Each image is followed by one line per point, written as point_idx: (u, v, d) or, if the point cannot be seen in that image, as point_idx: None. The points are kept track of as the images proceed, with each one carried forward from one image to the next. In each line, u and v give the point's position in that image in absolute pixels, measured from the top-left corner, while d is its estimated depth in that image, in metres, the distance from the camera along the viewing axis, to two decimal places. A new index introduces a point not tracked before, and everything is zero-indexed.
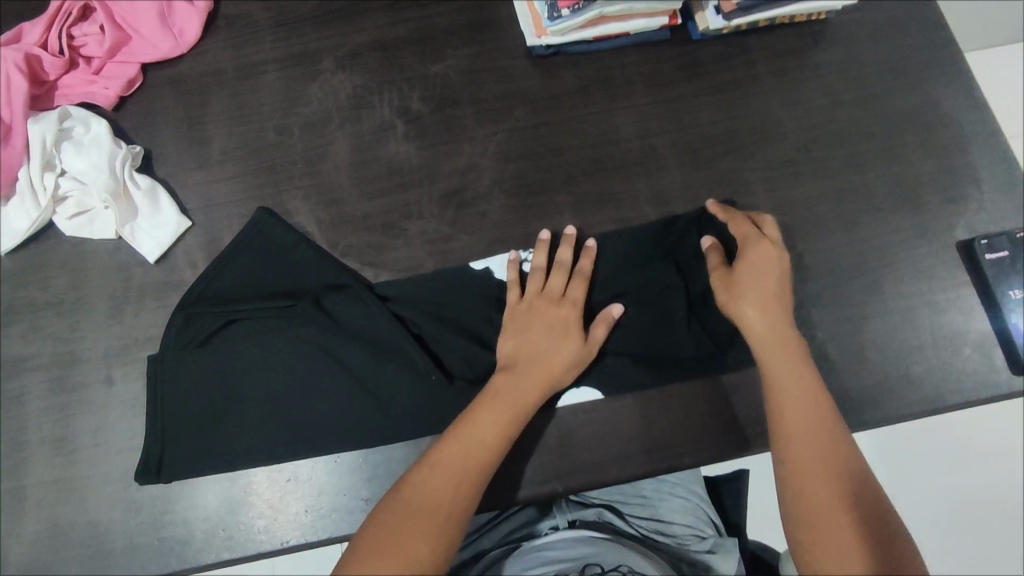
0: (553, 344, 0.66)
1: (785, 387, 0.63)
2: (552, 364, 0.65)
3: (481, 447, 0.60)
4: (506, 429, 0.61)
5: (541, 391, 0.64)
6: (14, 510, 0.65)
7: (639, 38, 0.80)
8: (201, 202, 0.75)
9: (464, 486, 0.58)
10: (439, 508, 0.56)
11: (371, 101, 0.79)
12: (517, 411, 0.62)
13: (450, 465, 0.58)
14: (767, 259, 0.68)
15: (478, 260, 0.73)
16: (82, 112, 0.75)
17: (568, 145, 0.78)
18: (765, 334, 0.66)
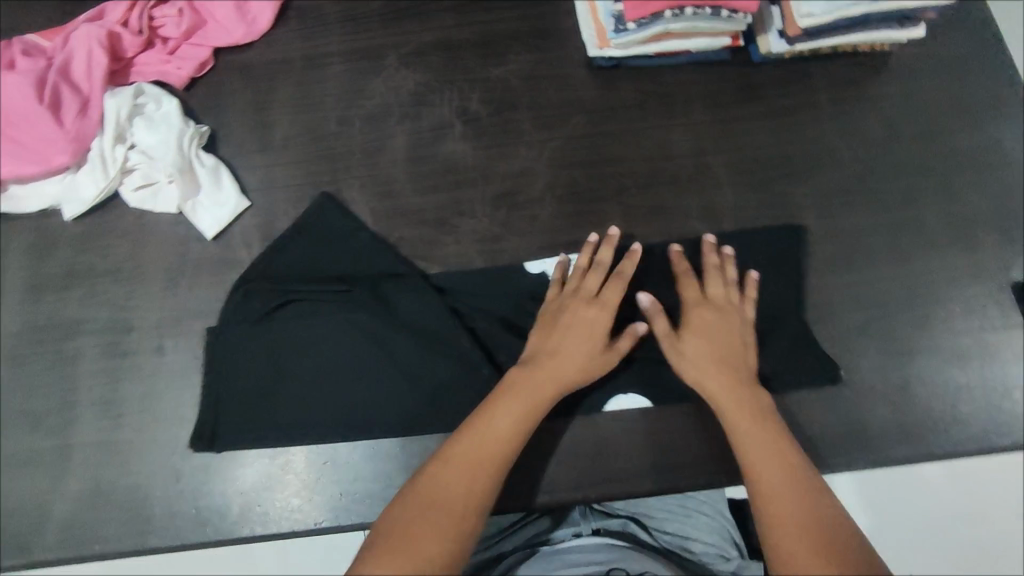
0: (579, 347, 0.66)
1: (752, 450, 0.58)
2: (575, 366, 0.65)
3: (497, 442, 0.59)
4: (522, 427, 0.60)
5: (559, 391, 0.64)
6: (60, 468, 0.66)
7: (700, 57, 0.81)
8: (261, 184, 0.77)
9: (479, 481, 0.56)
10: (456, 504, 0.54)
11: (432, 100, 0.81)
12: (535, 409, 0.62)
13: (464, 457, 0.57)
14: (710, 319, 0.67)
15: (535, 260, 0.74)
16: (155, 90, 0.78)
17: (622, 157, 0.79)
18: (716, 386, 0.63)
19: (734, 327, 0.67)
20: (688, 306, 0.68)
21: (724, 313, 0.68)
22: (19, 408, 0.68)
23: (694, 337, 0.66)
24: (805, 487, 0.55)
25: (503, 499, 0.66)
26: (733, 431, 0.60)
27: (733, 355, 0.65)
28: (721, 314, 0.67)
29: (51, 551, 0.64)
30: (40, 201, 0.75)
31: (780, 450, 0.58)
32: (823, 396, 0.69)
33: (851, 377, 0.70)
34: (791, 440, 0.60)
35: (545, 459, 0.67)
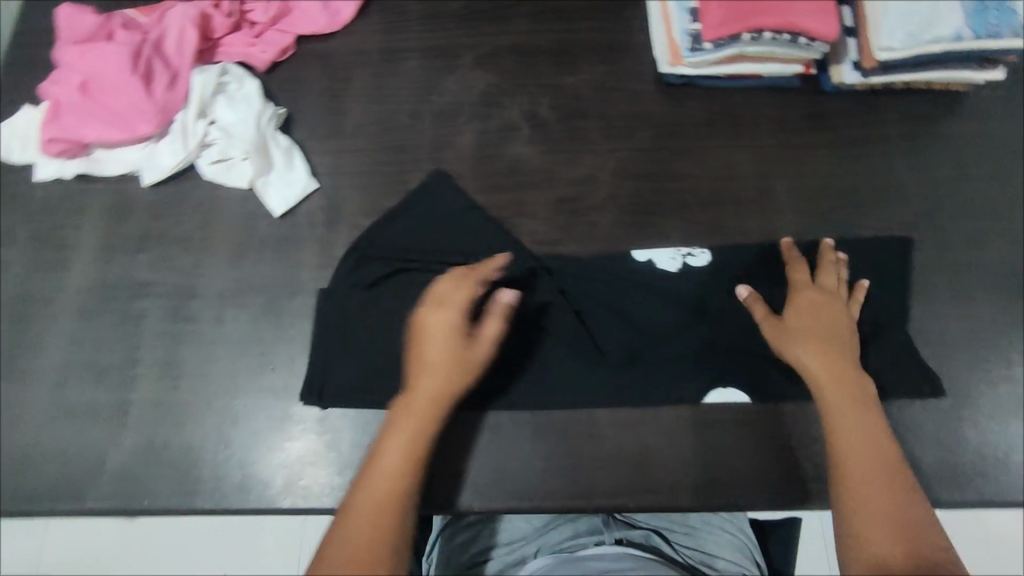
0: (443, 346, 0.62)
1: (845, 427, 0.58)
2: (445, 368, 0.61)
3: (388, 480, 0.55)
4: (421, 430, 0.59)
5: (448, 391, 0.61)
6: (117, 421, 0.69)
7: (769, 82, 0.82)
8: (330, 168, 0.79)
9: (383, 522, 0.52)
10: (384, 504, 0.53)
11: (502, 102, 0.83)
12: (428, 414, 0.60)
13: (363, 507, 0.53)
14: (817, 302, 0.67)
15: (639, 250, 0.76)
16: (239, 71, 0.81)
17: (685, 173, 0.80)
18: (820, 364, 0.62)
19: (841, 312, 0.66)
20: (795, 290, 0.68)
21: (833, 302, 0.67)
22: (84, 361, 0.71)
23: (802, 315, 0.66)
24: (904, 487, 0.53)
25: (542, 499, 0.66)
26: (833, 418, 0.59)
27: (838, 338, 0.64)
28: (825, 302, 0.67)
29: (103, 500, 0.66)
30: (121, 167, 0.78)
31: (885, 446, 0.56)
32: None
33: (904, 413, 0.69)
34: (895, 440, 0.58)
35: (586, 463, 0.68)
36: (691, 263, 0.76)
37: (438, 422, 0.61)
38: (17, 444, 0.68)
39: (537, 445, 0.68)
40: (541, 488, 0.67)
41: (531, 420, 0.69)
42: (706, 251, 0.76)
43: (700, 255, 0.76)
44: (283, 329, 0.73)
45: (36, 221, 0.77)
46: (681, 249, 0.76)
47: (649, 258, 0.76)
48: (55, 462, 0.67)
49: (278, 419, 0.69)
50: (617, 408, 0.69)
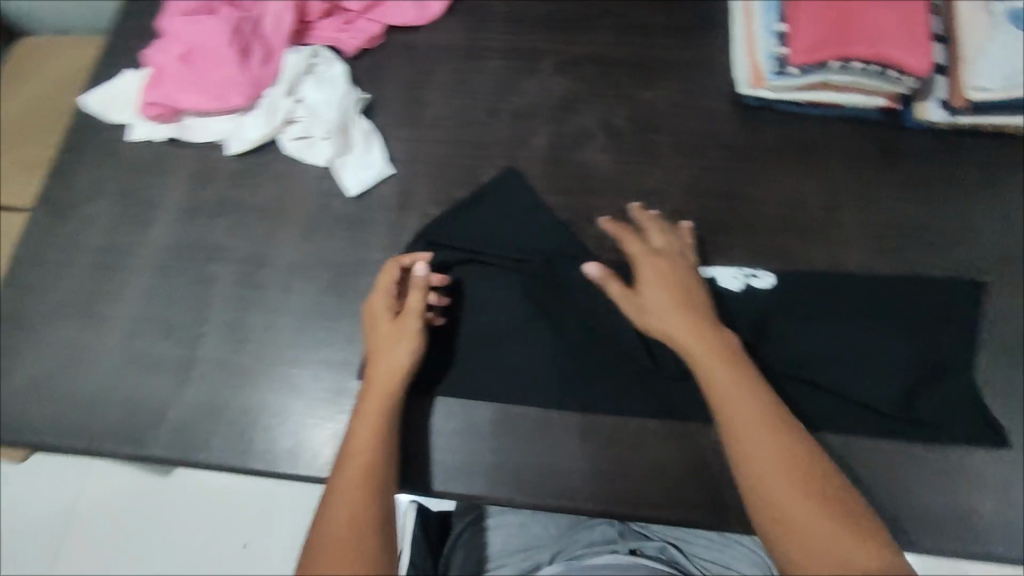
0: (388, 333, 0.67)
1: (730, 404, 0.58)
2: (391, 352, 0.66)
3: (360, 464, 0.59)
4: (383, 413, 0.63)
5: (401, 371, 0.65)
6: (182, 377, 0.71)
7: (850, 113, 0.81)
8: (405, 155, 0.82)
9: (359, 500, 0.57)
10: (357, 482, 0.58)
11: (578, 108, 0.84)
12: (385, 398, 0.64)
13: (343, 490, 0.58)
14: (665, 270, 0.68)
15: (705, 267, 0.76)
16: (329, 55, 0.84)
17: (755, 195, 0.79)
18: (679, 330, 0.64)
19: (684, 273, 0.69)
20: (641, 260, 0.69)
21: (668, 262, 0.69)
22: (157, 315, 0.74)
23: (651, 283, 0.67)
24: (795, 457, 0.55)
25: (585, 502, 0.66)
26: (710, 392, 0.60)
27: (691, 300, 0.66)
28: (671, 267, 0.69)
29: (161, 451, 0.69)
30: (208, 134, 0.81)
31: (755, 414, 0.57)
32: (927, 475, 0.67)
33: (960, 462, 0.68)
34: (777, 407, 0.58)
35: (632, 472, 0.67)
36: (755, 284, 0.75)
37: (397, 399, 0.65)
38: (88, 386, 0.71)
39: (583, 448, 0.68)
40: (584, 491, 0.67)
41: (580, 422, 0.69)
42: (772, 274, 0.75)
43: (765, 278, 0.75)
44: (346, 306, 0.75)
45: (125, 177, 0.81)
46: (746, 269, 0.76)
47: (712, 275, 0.75)
48: (120, 407, 0.70)
49: (334, 393, 0.71)
50: (668, 421, 0.69)
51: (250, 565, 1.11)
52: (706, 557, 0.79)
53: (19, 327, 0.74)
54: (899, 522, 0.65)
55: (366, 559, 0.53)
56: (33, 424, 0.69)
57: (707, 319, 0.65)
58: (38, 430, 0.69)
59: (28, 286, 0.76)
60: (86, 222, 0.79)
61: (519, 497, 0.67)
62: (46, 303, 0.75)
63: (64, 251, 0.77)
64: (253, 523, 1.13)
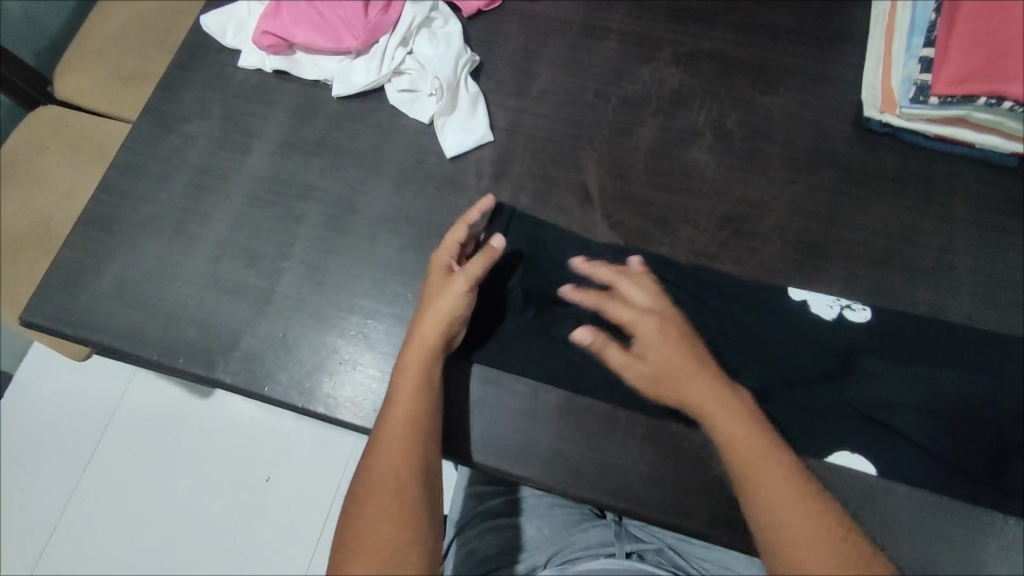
0: (440, 293, 0.65)
1: (745, 453, 0.59)
2: (439, 311, 0.64)
3: (405, 416, 0.60)
4: (427, 370, 0.62)
5: (447, 327, 0.64)
6: (259, 307, 0.72)
7: (980, 155, 0.76)
8: (507, 124, 0.80)
9: (402, 452, 0.58)
10: (402, 439, 0.58)
11: (690, 104, 0.81)
12: (432, 353, 0.63)
13: (388, 442, 0.58)
14: (654, 321, 0.65)
15: (798, 289, 0.73)
16: (446, 10, 0.83)
17: (862, 224, 0.75)
18: (688, 387, 0.62)
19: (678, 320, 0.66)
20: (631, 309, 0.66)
21: (672, 322, 0.66)
22: (242, 243, 0.75)
23: (645, 343, 0.65)
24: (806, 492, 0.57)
25: (639, 507, 0.64)
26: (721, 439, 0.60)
27: (697, 354, 0.64)
28: (673, 328, 0.65)
29: (229, 376, 0.69)
30: (315, 73, 0.81)
31: (762, 450, 0.59)
32: (1006, 547, 0.63)
33: None
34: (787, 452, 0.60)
35: (690, 484, 0.65)
36: (848, 316, 0.71)
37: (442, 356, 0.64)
38: (168, 301, 0.72)
39: (645, 451, 0.66)
40: (639, 496, 0.65)
41: (646, 425, 0.67)
42: (867, 308, 0.72)
43: (860, 311, 0.72)
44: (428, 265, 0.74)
45: (231, 103, 0.81)
46: (842, 298, 0.72)
47: (803, 299, 0.72)
48: (195, 327, 0.71)
49: None
50: None
51: (274, 498, 1.13)
52: (707, 559, 0.79)
53: (111, 232, 0.75)
54: None
55: (412, 516, 0.55)
56: (110, 328, 0.71)
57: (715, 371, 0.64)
58: (116, 332, 0.70)
59: (125, 193, 0.77)
60: (187, 141, 0.79)
61: (572, 490, 0.65)
62: (139, 212, 0.76)
63: (163, 165, 0.78)
64: (279, 458, 1.15)
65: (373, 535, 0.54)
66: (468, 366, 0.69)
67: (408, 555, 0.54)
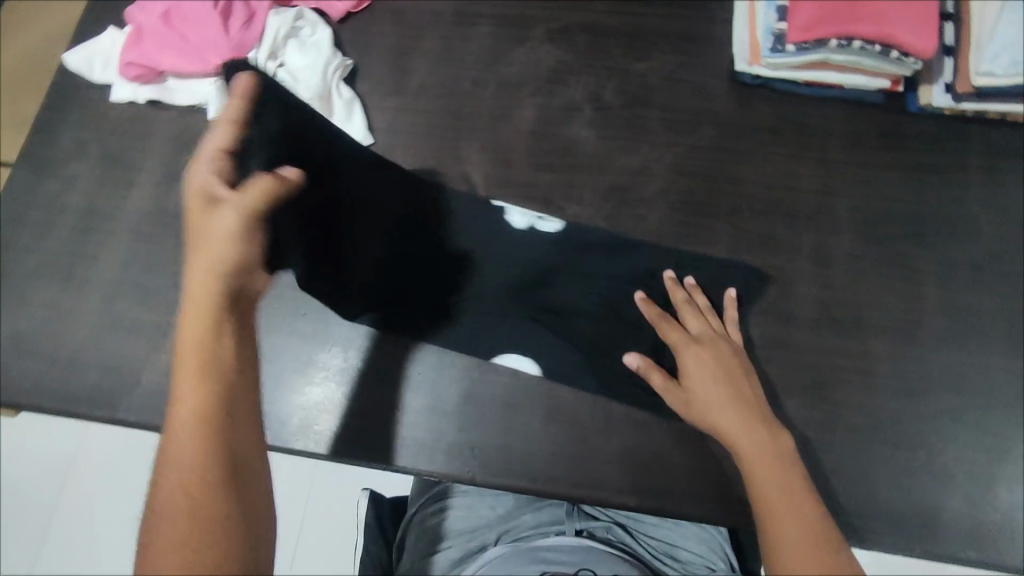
0: (214, 216, 0.53)
1: (761, 476, 0.55)
2: (216, 241, 0.52)
3: (196, 404, 0.48)
4: (213, 344, 0.50)
5: (213, 265, 0.52)
6: (157, 341, 0.72)
7: (852, 94, 0.78)
8: (386, 125, 0.80)
9: (192, 452, 0.47)
10: (199, 424, 0.48)
11: (567, 80, 0.81)
12: (213, 308, 0.51)
13: (180, 443, 0.47)
14: (699, 358, 0.64)
15: (500, 199, 0.76)
16: (313, 17, 0.82)
17: (745, 177, 0.77)
18: (721, 410, 0.60)
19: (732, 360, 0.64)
20: (676, 344, 0.66)
21: (712, 350, 0.65)
22: (134, 280, 0.75)
23: (689, 375, 0.63)
24: (793, 476, 0.56)
25: (547, 484, 0.66)
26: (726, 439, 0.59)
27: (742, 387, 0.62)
28: (713, 351, 0.64)
29: (134, 414, 0.70)
30: (189, 99, 0.80)
31: (762, 445, 0.57)
32: (897, 470, 0.67)
33: (929, 461, 0.67)
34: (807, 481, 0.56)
35: (593, 455, 0.67)
36: (541, 227, 0.75)
37: (229, 289, 0.53)
38: (65, 347, 0.72)
39: (549, 429, 0.68)
40: (547, 474, 0.66)
41: (547, 404, 0.69)
42: (558, 220, 0.75)
43: (551, 222, 0.75)
44: None
45: (107, 140, 0.81)
46: (538, 212, 0.75)
47: (503, 207, 0.76)
48: (95, 370, 0.71)
49: (303, 365, 0.72)
50: (633, 406, 0.69)
51: None
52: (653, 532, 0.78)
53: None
54: (861, 518, 0.65)
55: (213, 496, 0.46)
56: (9, 384, 0.71)
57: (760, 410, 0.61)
58: (17, 387, 0.71)
59: (9, 246, 0.76)
60: (67, 184, 0.79)
61: (480, 476, 0.66)
62: (26, 263, 0.76)
63: (45, 213, 0.78)
64: None
65: (172, 521, 0.45)
66: (373, 372, 0.71)
67: (216, 542, 0.44)
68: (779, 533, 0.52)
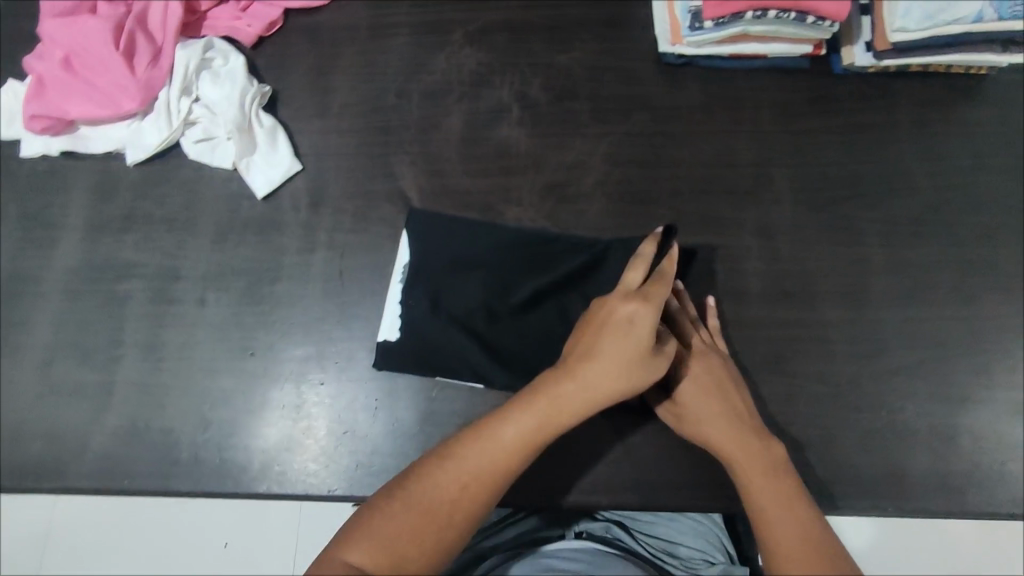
0: (618, 353, 0.58)
1: (752, 474, 0.56)
2: (611, 377, 0.58)
3: (510, 454, 0.55)
4: (557, 417, 0.56)
5: (592, 398, 0.57)
6: (101, 402, 0.70)
7: (777, 62, 0.77)
8: (314, 149, 0.78)
9: (478, 487, 0.53)
10: (497, 467, 0.54)
11: (492, 81, 0.79)
12: (571, 413, 0.57)
13: (474, 465, 0.54)
14: (698, 375, 0.63)
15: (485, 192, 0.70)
16: (224, 46, 0.79)
17: (681, 159, 0.76)
18: (715, 421, 0.60)
19: (728, 376, 0.64)
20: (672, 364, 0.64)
21: (705, 365, 0.64)
22: (69, 342, 0.72)
23: (688, 393, 0.63)
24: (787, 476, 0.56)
25: (518, 494, 0.66)
26: (718, 448, 0.59)
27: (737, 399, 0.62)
28: (707, 367, 0.64)
29: (86, 480, 0.67)
30: (105, 144, 0.77)
31: (760, 458, 0.57)
32: (861, 433, 0.67)
33: (892, 419, 0.68)
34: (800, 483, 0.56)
35: (560, 459, 0.67)
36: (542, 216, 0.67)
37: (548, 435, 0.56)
38: (8, 421, 0.70)
39: None
40: (516, 483, 0.66)
41: None
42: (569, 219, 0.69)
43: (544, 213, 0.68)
44: (265, 315, 0.72)
45: (23, 199, 0.77)
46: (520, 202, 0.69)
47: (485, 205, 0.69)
48: (41, 440, 0.69)
49: (256, 405, 0.70)
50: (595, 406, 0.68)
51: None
52: (650, 534, 0.75)
53: None
54: (829, 485, 0.66)
55: (452, 540, 0.51)
56: None
57: (758, 422, 0.61)
58: None
59: None
60: None
61: None
62: None
63: None
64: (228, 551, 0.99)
65: (400, 531, 0.50)
66: (331, 405, 0.70)
67: (439, 551, 0.51)
68: (776, 533, 0.52)
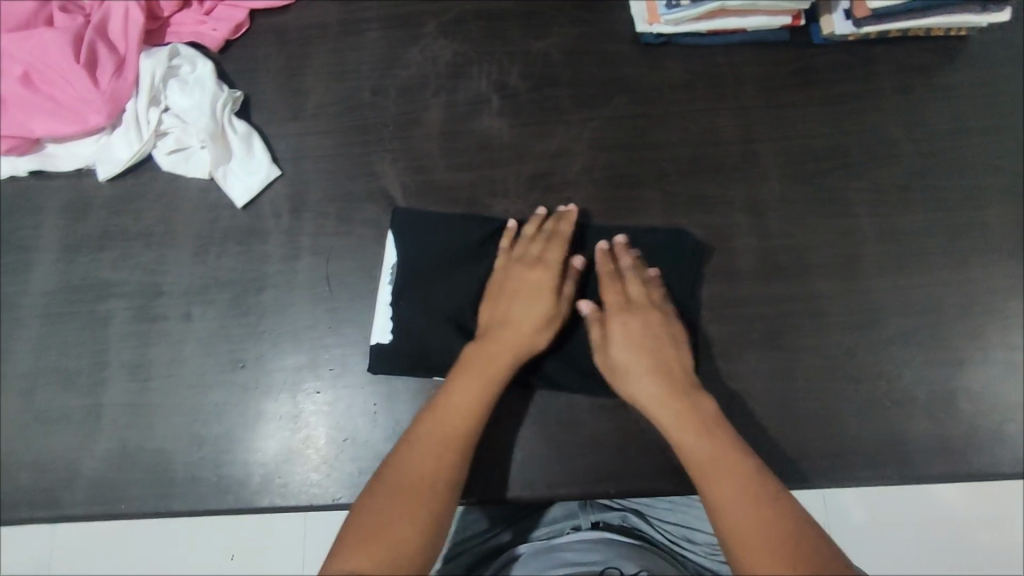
0: (530, 313, 0.64)
1: (687, 437, 0.56)
2: (529, 332, 0.63)
3: (459, 416, 0.57)
4: (491, 375, 0.60)
5: (517, 352, 0.62)
6: (91, 427, 0.68)
7: (756, 36, 0.76)
8: (291, 153, 0.76)
9: (448, 456, 0.55)
10: (459, 433, 0.57)
11: (469, 72, 0.78)
12: (502, 371, 0.61)
13: (433, 436, 0.56)
14: (633, 329, 0.62)
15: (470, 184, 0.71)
16: (190, 51, 0.76)
17: (665, 140, 0.75)
18: (648, 379, 0.60)
19: (665, 336, 0.63)
20: (614, 315, 0.63)
21: (641, 321, 0.63)
22: (52, 368, 0.70)
23: (621, 347, 0.62)
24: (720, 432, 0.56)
25: (522, 488, 0.66)
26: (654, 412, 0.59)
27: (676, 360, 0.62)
28: (644, 321, 0.63)
29: (82, 507, 0.66)
30: (75, 162, 0.75)
31: (693, 418, 0.57)
32: (861, 404, 0.67)
33: (891, 389, 0.68)
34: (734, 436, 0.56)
35: (562, 451, 0.67)
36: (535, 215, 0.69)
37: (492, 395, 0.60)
38: None
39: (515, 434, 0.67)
40: (519, 477, 0.66)
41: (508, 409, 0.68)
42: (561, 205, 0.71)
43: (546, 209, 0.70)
44: (253, 326, 0.71)
45: None
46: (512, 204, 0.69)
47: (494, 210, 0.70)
48: (31, 470, 0.67)
49: (251, 419, 0.68)
50: (595, 395, 0.67)
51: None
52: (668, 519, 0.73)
53: None
54: (833, 457, 0.66)
55: (435, 509, 0.52)
56: None
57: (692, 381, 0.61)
58: None
59: None
60: None
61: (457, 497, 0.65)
62: None
63: None
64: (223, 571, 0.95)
65: (384, 513, 0.50)
66: (328, 412, 0.68)
67: (428, 520, 0.51)
68: (719, 492, 0.51)
